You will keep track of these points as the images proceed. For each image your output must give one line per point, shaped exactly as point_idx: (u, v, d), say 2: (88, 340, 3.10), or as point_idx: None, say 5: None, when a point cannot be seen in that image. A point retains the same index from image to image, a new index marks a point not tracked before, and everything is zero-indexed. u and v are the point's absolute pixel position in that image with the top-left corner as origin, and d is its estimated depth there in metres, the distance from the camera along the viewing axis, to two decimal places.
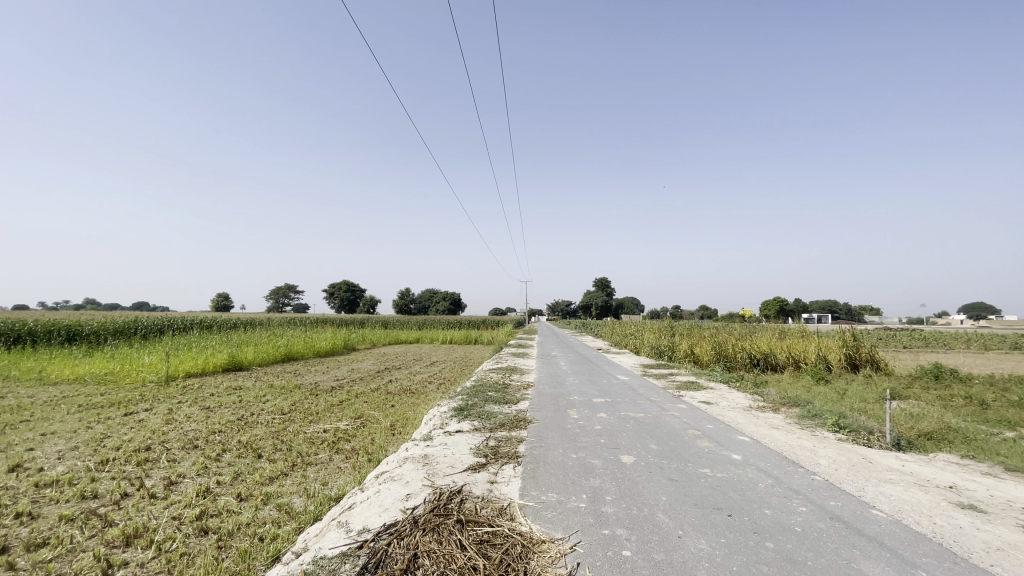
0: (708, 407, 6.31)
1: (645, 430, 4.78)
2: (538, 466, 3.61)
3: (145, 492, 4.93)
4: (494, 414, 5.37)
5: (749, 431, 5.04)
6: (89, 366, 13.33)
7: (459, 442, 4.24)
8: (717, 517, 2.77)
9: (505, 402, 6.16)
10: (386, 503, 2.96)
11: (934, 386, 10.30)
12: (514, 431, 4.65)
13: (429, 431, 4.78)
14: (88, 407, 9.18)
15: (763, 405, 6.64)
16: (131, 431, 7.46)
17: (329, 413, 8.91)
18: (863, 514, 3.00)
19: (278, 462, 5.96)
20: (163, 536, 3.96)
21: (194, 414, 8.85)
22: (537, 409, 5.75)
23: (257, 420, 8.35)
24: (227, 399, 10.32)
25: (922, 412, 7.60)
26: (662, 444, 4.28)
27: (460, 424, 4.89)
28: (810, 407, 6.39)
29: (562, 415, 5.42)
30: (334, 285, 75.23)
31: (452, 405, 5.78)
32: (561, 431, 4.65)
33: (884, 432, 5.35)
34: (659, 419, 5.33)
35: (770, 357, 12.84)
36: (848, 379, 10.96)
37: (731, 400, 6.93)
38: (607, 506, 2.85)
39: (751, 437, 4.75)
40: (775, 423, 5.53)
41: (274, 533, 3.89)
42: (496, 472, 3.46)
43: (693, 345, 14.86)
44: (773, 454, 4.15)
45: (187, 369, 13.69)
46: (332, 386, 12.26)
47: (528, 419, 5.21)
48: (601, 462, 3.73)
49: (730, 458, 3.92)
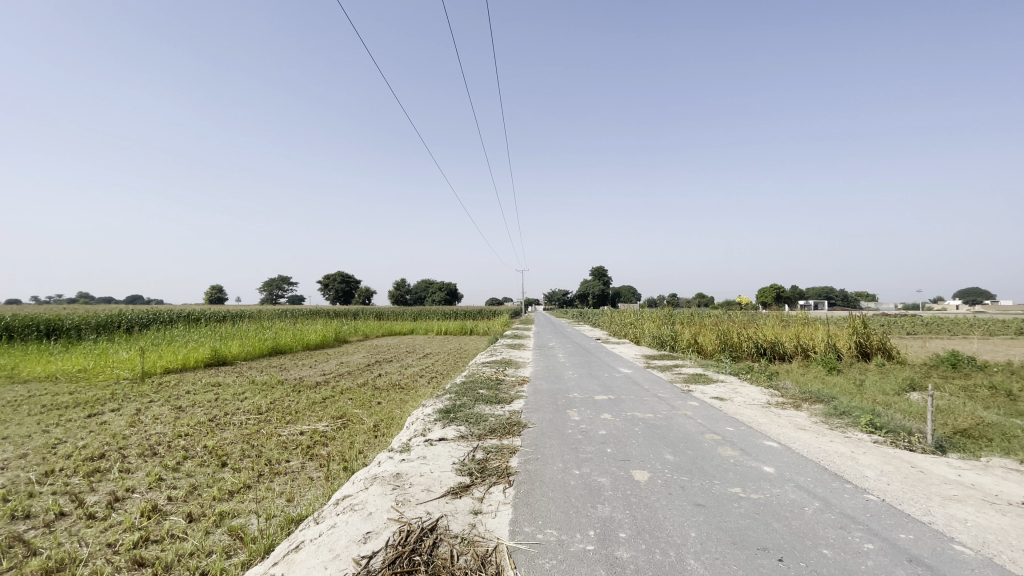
0: (723, 405, 5.68)
1: (657, 435, 4.14)
2: (534, 488, 2.95)
3: (81, 513, 4.31)
4: (484, 417, 4.71)
5: (775, 434, 4.40)
6: (61, 363, 12.64)
7: (440, 455, 3.58)
8: (766, 562, 2.14)
9: (496, 402, 5.49)
10: (337, 548, 2.30)
11: (953, 374, 9.77)
12: (507, 440, 3.98)
13: (408, 440, 4.14)
14: (49, 408, 8.50)
15: (783, 401, 6.02)
16: (90, 436, 6.81)
17: (309, 412, 8.24)
18: (947, 553, 2.36)
19: (242, 472, 5.31)
20: (89, 570, 3.34)
21: (163, 414, 8.18)
22: (534, 410, 5.09)
23: (230, 421, 7.67)
24: (202, 398, 9.61)
25: (950, 406, 7.03)
26: (679, 453, 3.66)
27: (443, 431, 4.22)
28: (836, 403, 5.77)
29: (561, 418, 4.76)
30: (330, 276, 74.89)
31: (438, 407, 5.11)
32: (561, 438, 4.00)
33: (924, 432, 4.73)
34: (671, 421, 4.67)
35: (777, 346, 12.25)
36: (860, 369, 10.34)
37: (746, 395, 6.29)
38: (623, 549, 2.21)
39: (780, 443, 4.12)
40: (801, 424, 4.91)
41: (218, 568, 3.23)
42: (482, 497, 2.81)
43: (696, 334, 14.29)
44: (811, 466, 3.52)
45: (166, 365, 12.99)
46: (317, 381, 11.59)
47: (522, 422, 4.56)
48: (609, 481, 3.07)
49: (762, 472, 3.30)
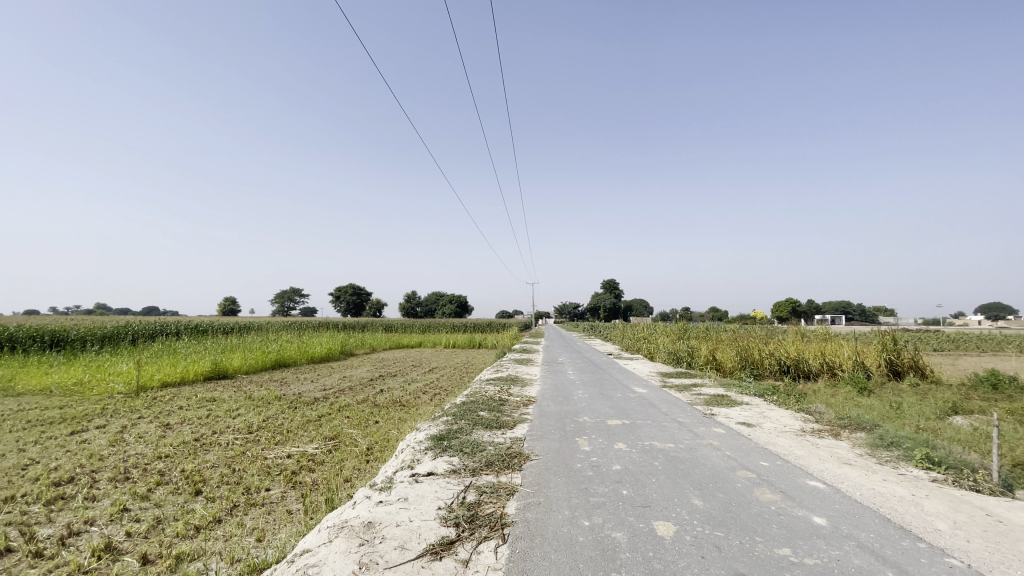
0: (752, 431, 5.07)
1: (679, 472, 3.56)
2: (533, 548, 2.38)
3: (26, 549, 3.73)
4: (481, 446, 4.17)
5: (818, 472, 3.78)
6: (58, 376, 12.29)
7: (424, 497, 3.04)
8: None
9: (497, 427, 4.94)
10: None
11: (996, 396, 8.97)
12: (504, 477, 3.42)
13: (392, 473, 3.63)
14: (32, 425, 8.04)
15: (819, 429, 5.37)
16: (64, 455, 6.34)
17: (301, 432, 7.72)
18: None
19: (217, 502, 4.80)
20: None
21: (148, 432, 7.73)
22: (538, 438, 4.52)
23: (215, 442, 7.18)
24: (193, 415, 9.15)
25: (1002, 431, 6.30)
26: (709, 497, 3.07)
27: (433, 464, 3.69)
28: (881, 432, 5.11)
29: (569, 448, 4.19)
30: (342, 287, 75.09)
31: (431, 433, 4.57)
32: (568, 475, 3.44)
33: (989, 467, 4.06)
34: (695, 453, 4.07)
35: (801, 364, 11.50)
36: (894, 390, 9.56)
37: (776, 421, 5.65)
38: None
39: (826, 484, 3.49)
40: (846, 458, 4.28)
41: None
42: (468, 560, 2.26)
43: (714, 350, 13.59)
44: (870, 517, 2.90)
45: (164, 378, 12.61)
46: (316, 397, 11.10)
47: (523, 452, 4.01)
48: (627, 538, 2.49)
49: (812, 526, 2.69)
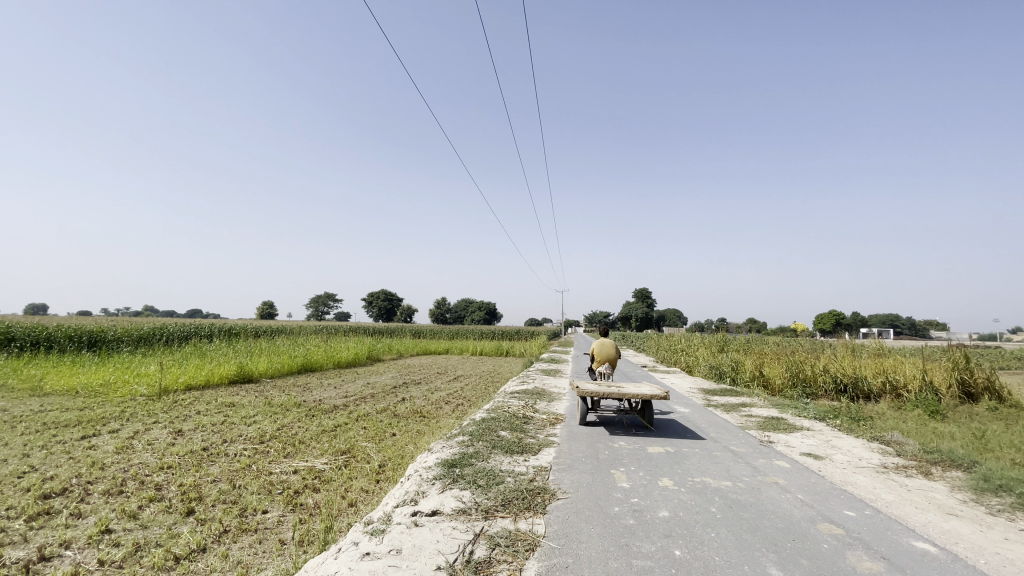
0: (822, 466, 4.27)
1: (743, 523, 2.84)
2: None
3: None
4: (497, 477, 3.53)
5: (922, 529, 2.96)
6: (85, 376, 12.23)
7: (424, 550, 2.42)
8: None
9: (519, 452, 4.29)
10: None
11: None
12: (525, 522, 2.77)
13: (389, 510, 3.03)
14: (47, 427, 7.84)
15: (902, 465, 4.50)
16: (65, 463, 6.00)
17: (313, 444, 7.27)
18: None
19: (207, 525, 4.31)
20: None
21: (159, 439, 7.41)
22: (566, 469, 3.84)
23: (224, 452, 6.76)
24: (208, 421, 8.81)
25: None
26: (788, 565, 2.35)
27: (439, 499, 3.08)
28: (983, 471, 4.22)
29: (603, 483, 3.52)
30: (374, 294, 75.69)
31: (441, 458, 3.94)
32: (605, 524, 2.77)
33: None
34: (759, 497, 3.33)
35: (860, 383, 10.43)
36: (971, 415, 8.43)
37: (849, 453, 4.80)
38: None
39: (937, 549, 2.69)
40: (950, 508, 3.43)
41: None
42: None
43: (760, 365, 12.57)
44: None
45: (187, 381, 12.45)
46: (335, 404, 10.66)
47: (548, 488, 3.34)
48: None
49: None
